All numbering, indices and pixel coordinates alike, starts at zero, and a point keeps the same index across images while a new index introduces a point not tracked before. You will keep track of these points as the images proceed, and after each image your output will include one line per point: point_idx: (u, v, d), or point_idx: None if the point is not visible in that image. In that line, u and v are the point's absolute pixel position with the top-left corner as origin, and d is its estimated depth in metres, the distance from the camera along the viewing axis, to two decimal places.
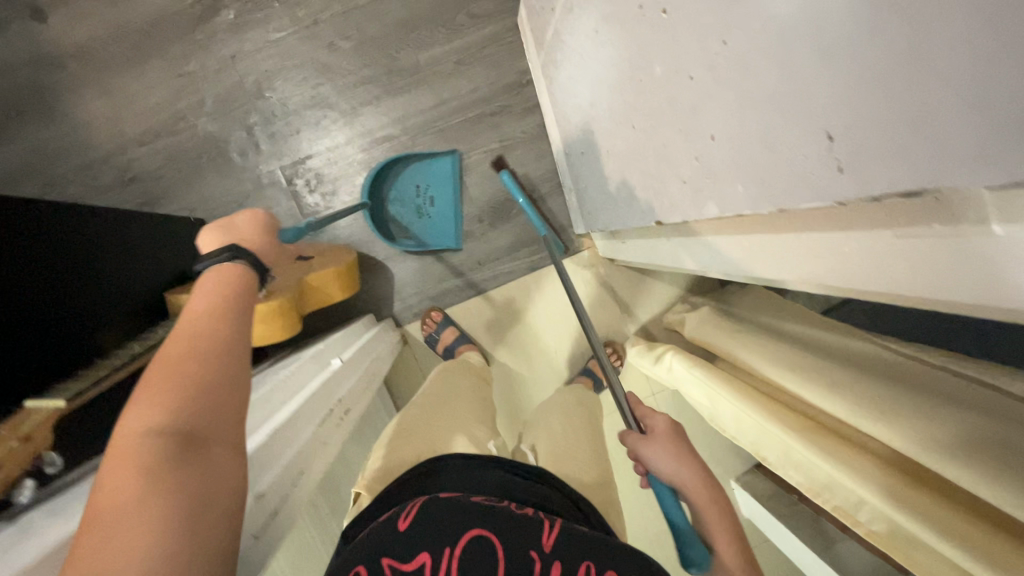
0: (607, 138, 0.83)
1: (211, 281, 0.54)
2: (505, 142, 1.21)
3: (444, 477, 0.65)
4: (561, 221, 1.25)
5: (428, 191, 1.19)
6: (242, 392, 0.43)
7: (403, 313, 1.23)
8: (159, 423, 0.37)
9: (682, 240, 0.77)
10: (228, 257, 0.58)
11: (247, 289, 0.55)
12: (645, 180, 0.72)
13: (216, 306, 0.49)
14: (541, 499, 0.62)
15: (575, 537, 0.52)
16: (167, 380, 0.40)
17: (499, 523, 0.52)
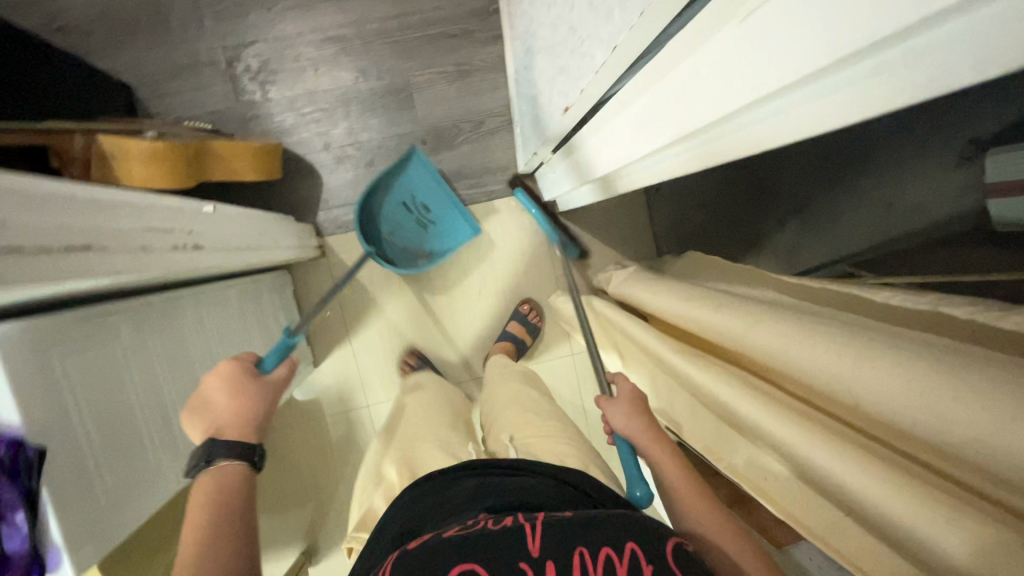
0: (537, 32, 0.77)
1: (201, 492, 0.52)
2: (462, 67, 1.16)
3: (417, 512, 0.60)
4: (507, 161, 1.21)
5: (418, 199, 1.14)
6: None
7: (327, 224, 1.18)
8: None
9: (591, 144, 0.72)
10: (206, 464, 0.53)
11: (238, 499, 0.53)
12: (556, 63, 0.67)
13: (202, 544, 0.48)
14: (520, 485, 0.59)
15: (558, 527, 0.47)
16: None
17: (476, 546, 0.46)
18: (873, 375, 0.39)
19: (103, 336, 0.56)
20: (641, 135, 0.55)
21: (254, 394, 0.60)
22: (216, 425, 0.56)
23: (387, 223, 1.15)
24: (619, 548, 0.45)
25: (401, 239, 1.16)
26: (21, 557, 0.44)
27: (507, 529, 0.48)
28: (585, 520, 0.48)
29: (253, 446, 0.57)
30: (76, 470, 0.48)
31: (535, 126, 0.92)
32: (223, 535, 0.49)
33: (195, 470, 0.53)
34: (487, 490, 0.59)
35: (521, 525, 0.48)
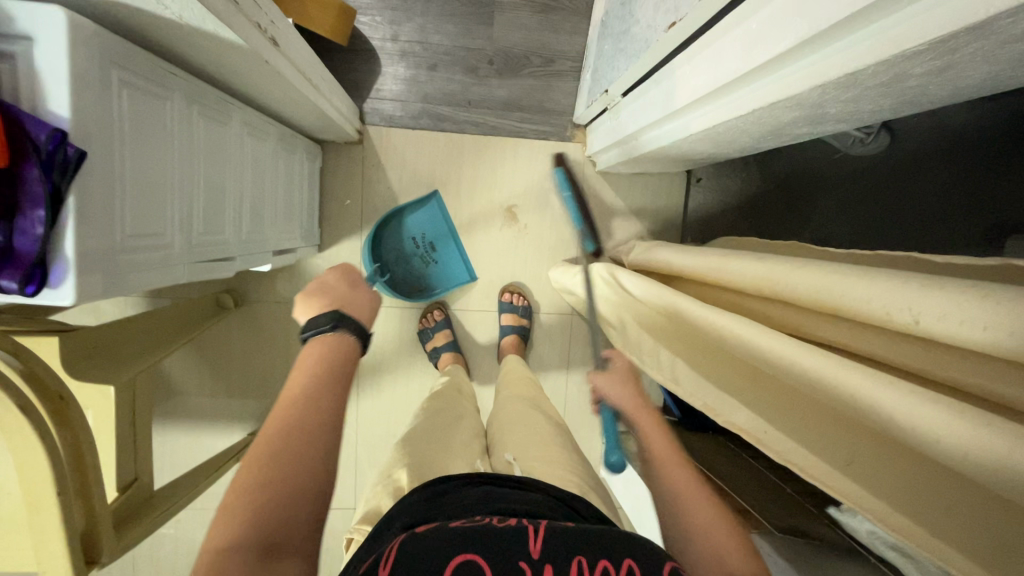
0: None
1: (312, 350, 0.53)
2: (549, 1, 1.15)
3: (411, 511, 0.51)
4: (564, 107, 1.20)
5: (427, 237, 1.19)
6: (325, 443, 0.46)
7: (371, 116, 1.16)
8: (230, 537, 0.40)
9: (678, 76, 0.70)
10: (329, 328, 0.54)
11: (350, 364, 0.53)
12: None
13: (307, 377, 0.50)
14: (524, 501, 0.53)
15: (563, 532, 0.44)
16: (268, 441, 0.45)
17: (483, 538, 0.42)
18: (933, 301, 0.40)
19: (157, 94, 0.53)
20: (752, 50, 0.53)
21: (367, 302, 0.62)
22: (336, 302, 0.58)
23: (393, 251, 1.19)
24: (615, 561, 0.41)
25: (403, 270, 1.20)
26: (29, 257, 0.41)
27: (510, 527, 0.44)
28: (591, 533, 0.44)
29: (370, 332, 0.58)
30: (102, 196, 0.46)
31: (615, 63, 0.90)
32: (328, 387, 0.50)
33: (312, 335, 0.54)
34: (494, 496, 0.52)
35: (522, 526, 0.45)
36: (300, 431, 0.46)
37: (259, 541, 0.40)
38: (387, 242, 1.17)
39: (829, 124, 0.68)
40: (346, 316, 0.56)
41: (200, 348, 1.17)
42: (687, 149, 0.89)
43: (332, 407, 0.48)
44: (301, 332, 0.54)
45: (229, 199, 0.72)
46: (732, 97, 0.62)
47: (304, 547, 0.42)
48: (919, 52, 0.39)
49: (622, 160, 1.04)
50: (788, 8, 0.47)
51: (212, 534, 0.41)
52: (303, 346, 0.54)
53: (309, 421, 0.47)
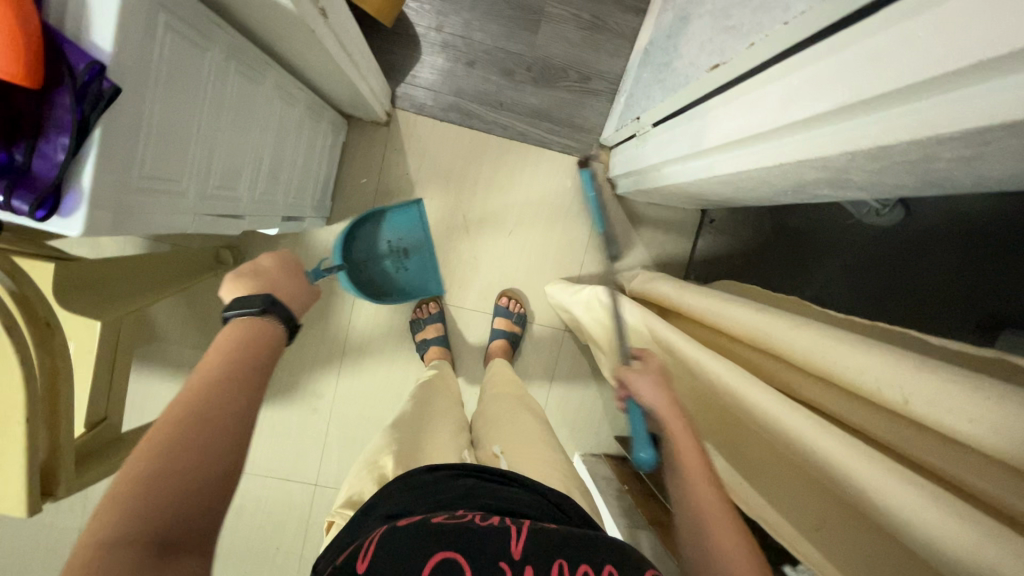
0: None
1: (230, 331, 0.48)
2: (596, 21, 1.16)
3: (392, 503, 0.52)
4: (593, 125, 1.20)
5: (401, 243, 1.18)
6: (242, 423, 0.42)
7: (402, 101, 1.16)
8: (114, 529, 0.33)
9: (711, 117, 0.71)
10: (258, 310, 0.50)
11: (273, 350, 0.49)
12: (723, 21, 0.66)
13: (227, 354, 0.45)
14: (510, 498, 0.53)
15: (545, 536, 0.44)
16: (176, 416, 0.40)
17: (462, 538, 0.43)
18: (924, 383, 0.40)
19: (198, 44, 0.53)
20: (789, 105, 0.54)
21: (297, 291, 0.58)
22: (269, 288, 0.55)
23: (365, 251, 1.16)
24: (597, 566, 0.41)
25: (373, 272, 1.17)
26: (45, 181, 0.41)
27: (492, 528, 0.44)
28: (568, 535, 0.45)
29: (291, 321, 0.53)
30: (126, 135, 0.45)
31: (652, 92, 0.91)
32: (245, 370, 0.45)
33: (235, 315, 0.50)
34: (478, 494, 0.52)
35: (505, 526, 0.45)
36: (210, 414, 0.40)
37: (154, 535, 0.34)
38: (359, 240, 1.14)
39: (851, 191, 0.68)
40: (278, 303, 0.52)
41: (190, 300, 1.16)
42: (706, 189, 0.90)
43: (251, 390, 0.44)
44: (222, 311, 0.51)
45: (249, 157, 0.71)
46: (761, 148, 0.63)
47: (207, 540, 0.37)
48: (952, 139, 0.39)
49: (640, 188, 1.04)
50: (831, 71, 0.47)
51: (91, 524, 0.34)
52: (225, 325, 0.49)
53: (226, 396, 0.42)
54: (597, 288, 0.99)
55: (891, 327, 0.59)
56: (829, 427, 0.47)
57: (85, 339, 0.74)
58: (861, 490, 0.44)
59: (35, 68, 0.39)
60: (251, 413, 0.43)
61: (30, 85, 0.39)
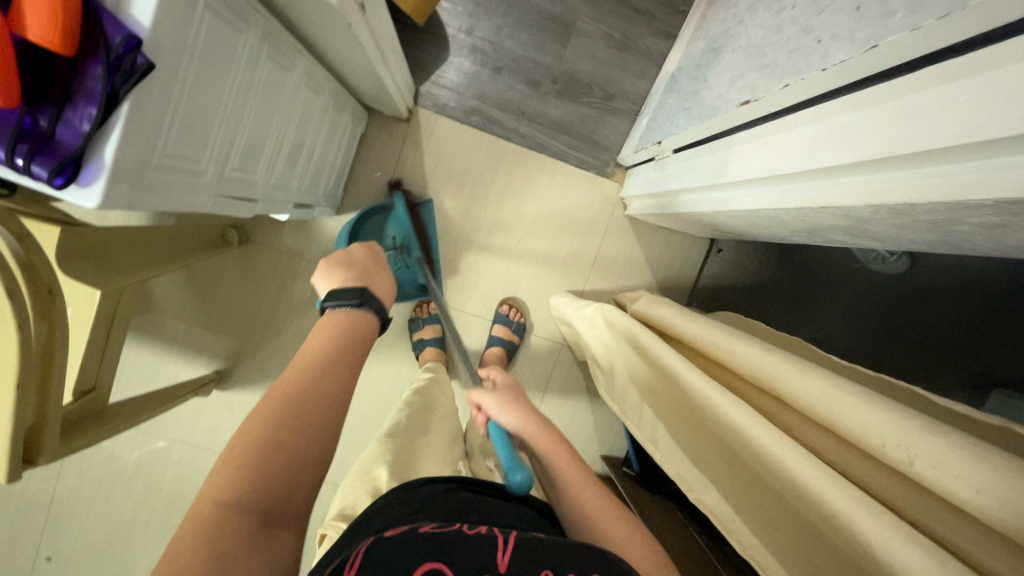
0: (743, 31, 0.76)
1: (326, 325, 0.55)
2: (626, 41, 1.16)
3: (388, 513, 0.52)
4: (612, 143, 1.20)
5: (403, 240, 1.15)
6: (335, 413, 0.48)
7: (425, 100, 1.16)
8: (233, 495, 0.40)
9: (735, 151, 0.71)
10: (355, 302, 0.57)
11: (363, 342, 0.56)
12: (758, 58, 0.66)
13: (323, 347, 0.52)
14: (506, 513, 0.55)
15: (533, 545, 0.44)
16: (280, 400, 0.46)
17: (450, 545, 0.43)
18: (932, 446, 0.40)
19: (234, 25, 0.53)
20: (817, 151, 0.54)
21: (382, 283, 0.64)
22: (358, 279, 0.61)
23: (367, 247, 1.13)
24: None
25: None
26: (67, 150, 0.40)
27: (481, 536, 0.45)
28: (558, 543, 0.45)
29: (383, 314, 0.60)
30: (154, 112, 0.45)
31: (675, 119, 0.91)
32: (340, 364, 0.51)
33: (329, 307, 0.57)
34: (475, 506, 0.55)
35: (492, 535, 0.45)
36: (310, 406, 0.47)
37: (260, 507, 0.41)
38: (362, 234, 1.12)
39: (866, 239, 0.68)
40: (370, 295, 0.59)
41: (191, 275, 1.15)
42: (719, 221, 0.90)
43: (342, 382, 0.50)
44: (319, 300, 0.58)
45: (270, 142, 0.71)
46: (783, 189, 0.63)
47: (300, 516, 0.43)
48: (982, 205, 0.40)
49: (654, 211, 1.05)
50: (864, 122, 0.47)
51: (211, 487, 0.41)
52: (321, 316, 0.56)
53: (321, 386, 0.48)
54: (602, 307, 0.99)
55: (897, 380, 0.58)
56: (828, 477, 0.47)
57: (84, 307, 0.73)
58: (857, 540, 0.44)
59: (70, 35, 0.38)
60: (341, 403, 0.49)
61: (62, 52, 0.39)
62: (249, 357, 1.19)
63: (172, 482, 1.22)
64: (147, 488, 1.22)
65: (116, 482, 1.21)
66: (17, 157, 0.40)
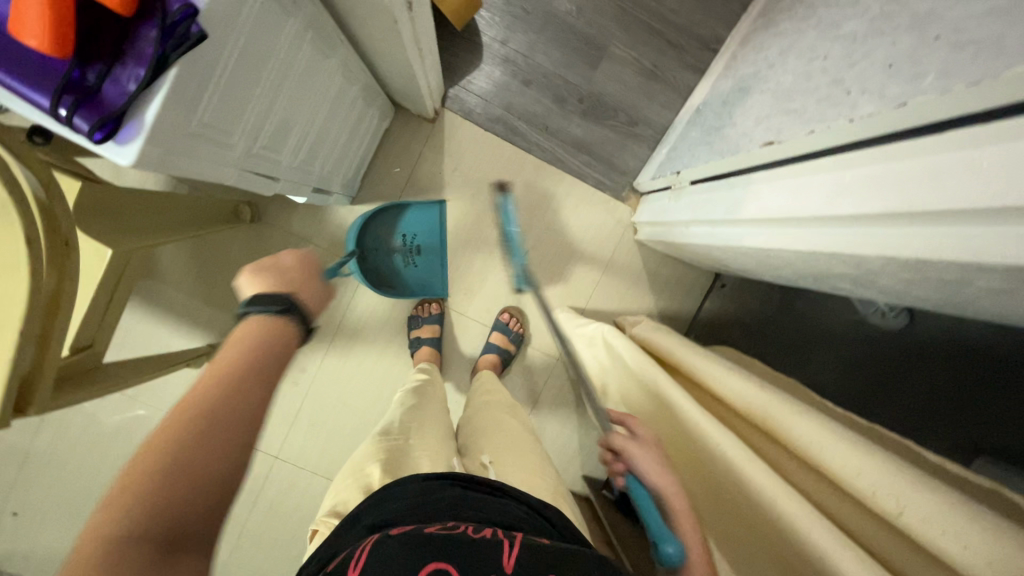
0: (773, 75, 0.78)
1: (237, 337, 0.52)
2: (655, 71, 1.19)
3: (387, 509, 0.54)
4: (630, 168, 1.22)
5: (416, 239, 1.17)
6: (245, 430, 0.45)
7: (452, 103, 1.17)
8: (122, 526, 0.36)
9: (751, 189, 0.72)
10: (277, 310, 0.55)
11: (282, 350, 0.53)
12: (786, 103, 0.68)
13: (233, 360, 0.49)
14: (500, 512, 0.55)
15: (538, 552, 0.46)
16: (179, 420, 0.43)
17: (454, 550, 0.45)
18: (923, 499, 0.41)
19: (285, 8, 0.54)
20: (835, 199, 0.55)
21: (309, 292, 0.61)
22: (283, 285, 0.59)
23: (376, 242, 1.15)
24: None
25: (381, 263, 1.16)
26: (112, 106, 0.41)
27: (486, 541, 0.47)
28: (564, 552, 0.47)
29: (304, 324, 0.58)
30: (199, 80, 0.46)
31: (696, 151, 0.93)
32: (253, 378, 0.48)
33: (248, 317, 0.54)
34: (467, 502, 0.55)
35: (500, 540, 0.47)
36: (219, 423, 0.44)
37: (157, 534, 0.37)
38: (372, 230, 1.13)
39: (872, 290, 0.69)
40: (293, 305, 0.57)
41: (198, 247, 1.16)
42: (728, 256, 0.91)
43: (255, 397, 0.47)
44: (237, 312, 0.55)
45: (300, 125, 0.72)
46: (796, 232, 0.64)
47: (204, 544, 0.39)
48: (994, 270, 0.41)
49: (664, 239, 1.06)
50: (884, 176, 0.49)
51: (96, 518, 0.37)
52: (236, 325, 0.54)
53: (229, 400, 0.45)
54: (604, 327, 0.99)
55: (890, 433, 0.59)
56: (816, 521, 0.47)
57: (92, 265, 0.73)
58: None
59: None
60: (253, 419, 0.46)
61: (121, 12, 0.40)
62: None
63: None
64: (124, 454, 1.20)
65: (93, 444, 1.20)
66: (61, 106, 0.41)
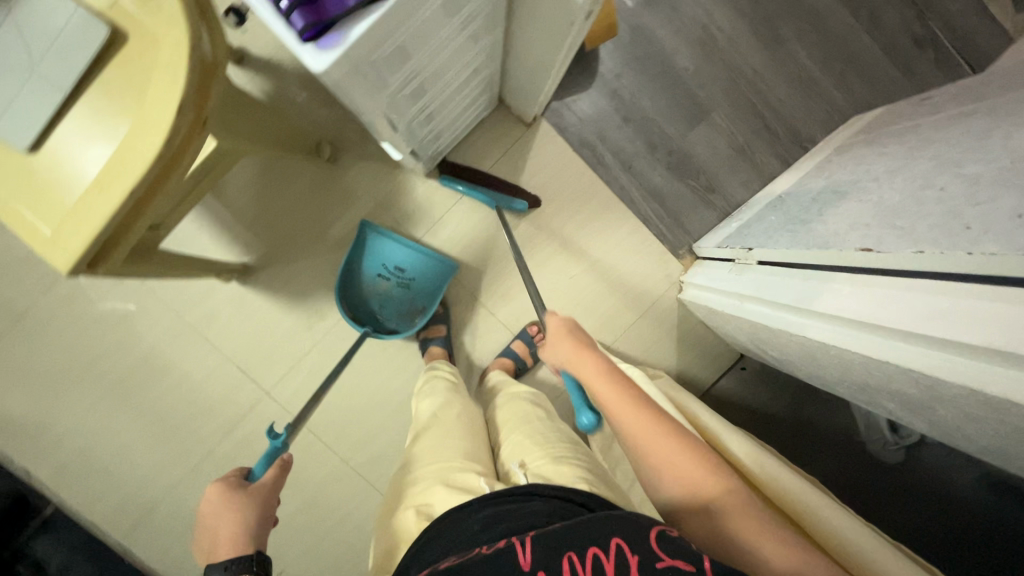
0: (876, 189, 0.81)
1: None
2: (745, 149, 1.23)
3: (439, 543, 0.64)
4: (695, 230, 1.24)
5: (393, 264, 1.15)
6: None
7: (550, 115, 1.20)
8: None
9: (830, 285, 0.75)
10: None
11: None
12: (892, 218, 0.71)
13: None
14: (525, 510, 0.63)
15: (544, 540, 0.53)
16: None
17: (475, 570, 0.53)
18: None
19: None
20: (928, 320, 0.58)
21: (246, 513, 0.67)
22: (217, 550, 0.64)
23: (375, 299, 1.16)
24: (604, 545, 0.51)
25: (390, 308, 1.18)
26: (328, 14, 0.43)
27: (502, 550, 0.54)
28: (566, 532, 0.54)
29: (252, 549, 0.64)
30: (404, 15, 0.47)
31: (774, 235, 0.95)
32: None
33: None
34: (496, 516, 0.63)
35: (512, 544, 0.55)
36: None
37: None
38: (364, 288, 1.15)
39: (913, 417, 0.71)
40: (216, 564, 0.62)
41: (266, 167, 1.16)
42: (772, 342, 0.93)
43: None
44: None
45: (434, 86, 0.73)
46: (868, 337, 0.66)
47: None
48: None
49: (711, 306, 1.08)
50: (989, 313, 0.51)
51: None
52: None
53: None
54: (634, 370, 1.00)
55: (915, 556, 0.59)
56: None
57: None
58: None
59: None
60: None
61: None
62: (279, 265, 1.18)
63: (145, 349, 1.18)
64: (119, 343, 1.17)
65: (93, 324, 1.17)
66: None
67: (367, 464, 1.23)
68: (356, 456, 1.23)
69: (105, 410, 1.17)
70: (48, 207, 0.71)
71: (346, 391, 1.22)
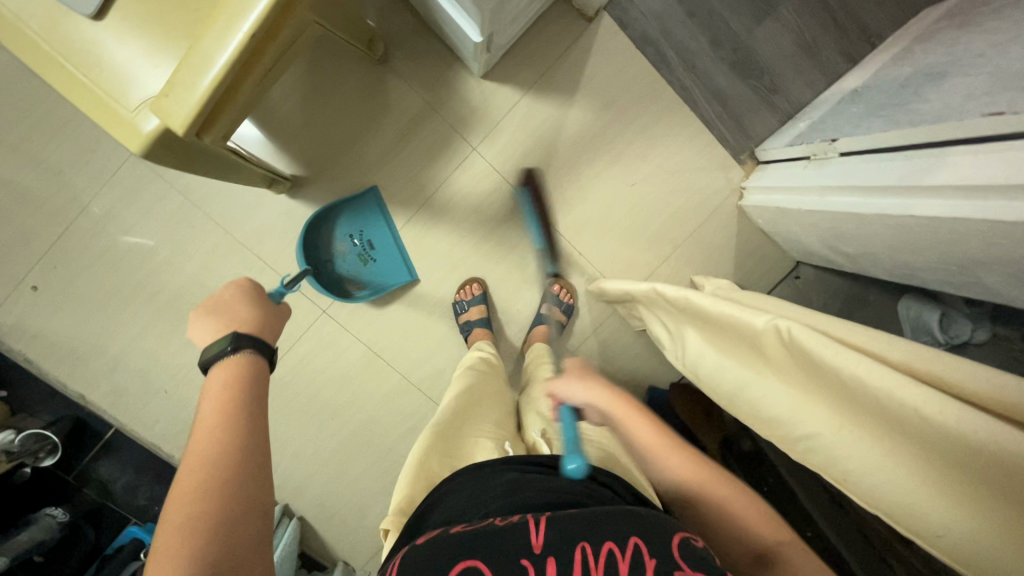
0: (987, 59, 0.77)
1: (218, 381, 0.52)
2: (814, 45, 1.16)
3: (448, 502, 0.57)
4: (759, 133, 1.19)
5: (365, 236, 1.15)
6: (254, 462, 0.46)
7: (612, 11, 1.13)
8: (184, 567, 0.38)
9: (948, 160, 0.73)
10: (232, 348, 0.54)
11: (260, 382, 0.54)
12: (1018, 80, 0.68)
13: (226, 404, 0.50)
14: (556, 487, 0.56)
15: (562, 521, 0.46)
16: (195, 469, 0.44)
17: (478, 544, 0.46)
18: None
19: None
20: None
21: (273, 320, 0.63)
22: (230, 326, 0.58)
23: (328, 251, 1.14)
24: (620, 543, 0.44)
25: (339, 269, 1.15)
26: None
27: (513, 524, 0.47)
28: (591, 516, 0.47)
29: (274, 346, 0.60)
30: None
31: (866, 123, 0.92)
32: (245, 412, 0.50)
33: (212, 363, 0.54)
34: (523, 484, 0.56)
35: (525, 519, 0.48)
36: (247, 484, 0.44)
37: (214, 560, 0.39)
38: (323, 237, 1.13)
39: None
40: (243, 334, 0.56)
41: (312, 68, 1.09)
42: (855, 235, 0.92)
43: (250, 430, 0.48)
44: (200, 359, 0.55)
45: None
46: (993, 204, 0.65)
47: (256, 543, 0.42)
48: None
49: (781, 207, 1.06)
50: None
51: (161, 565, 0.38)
52: (209, 372, 0.54)
53: (233, 441, 0.46)
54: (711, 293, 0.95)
55: None
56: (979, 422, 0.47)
57: None
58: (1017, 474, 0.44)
59: None
60: (254, 447, 0.47)
61: None
62: (332, 176, 1.12)
63: (194, 267, 1.13)
64: (169, 260, 1.12)
65: (137, 240, 1.11)
66: None
67: (427, 380, 1.22)
68: (416, 372, 1.21)
69: (158, 330, 1.13)
70: (120, 75, 0.63)
71: (404, 306, 1.19)
